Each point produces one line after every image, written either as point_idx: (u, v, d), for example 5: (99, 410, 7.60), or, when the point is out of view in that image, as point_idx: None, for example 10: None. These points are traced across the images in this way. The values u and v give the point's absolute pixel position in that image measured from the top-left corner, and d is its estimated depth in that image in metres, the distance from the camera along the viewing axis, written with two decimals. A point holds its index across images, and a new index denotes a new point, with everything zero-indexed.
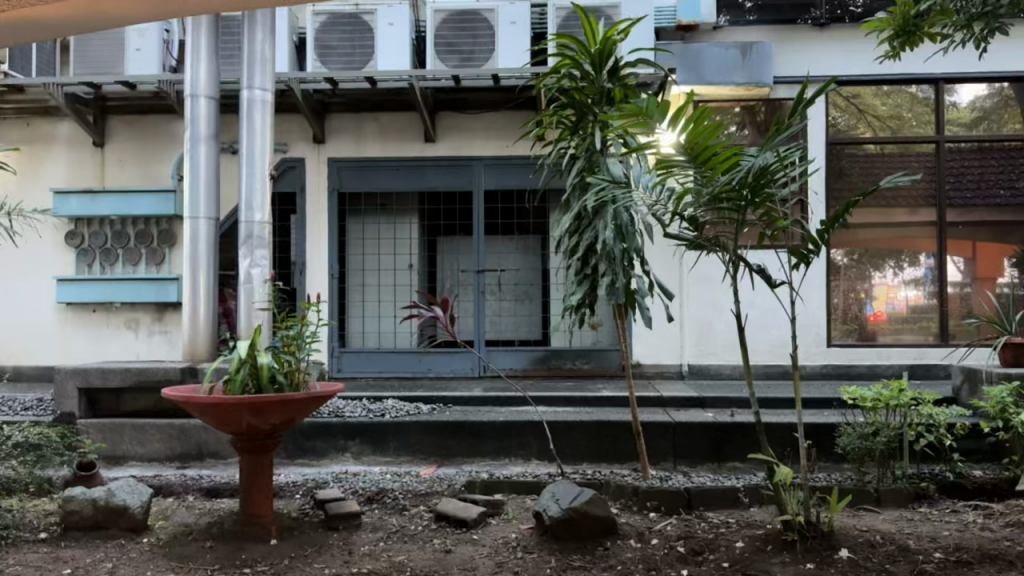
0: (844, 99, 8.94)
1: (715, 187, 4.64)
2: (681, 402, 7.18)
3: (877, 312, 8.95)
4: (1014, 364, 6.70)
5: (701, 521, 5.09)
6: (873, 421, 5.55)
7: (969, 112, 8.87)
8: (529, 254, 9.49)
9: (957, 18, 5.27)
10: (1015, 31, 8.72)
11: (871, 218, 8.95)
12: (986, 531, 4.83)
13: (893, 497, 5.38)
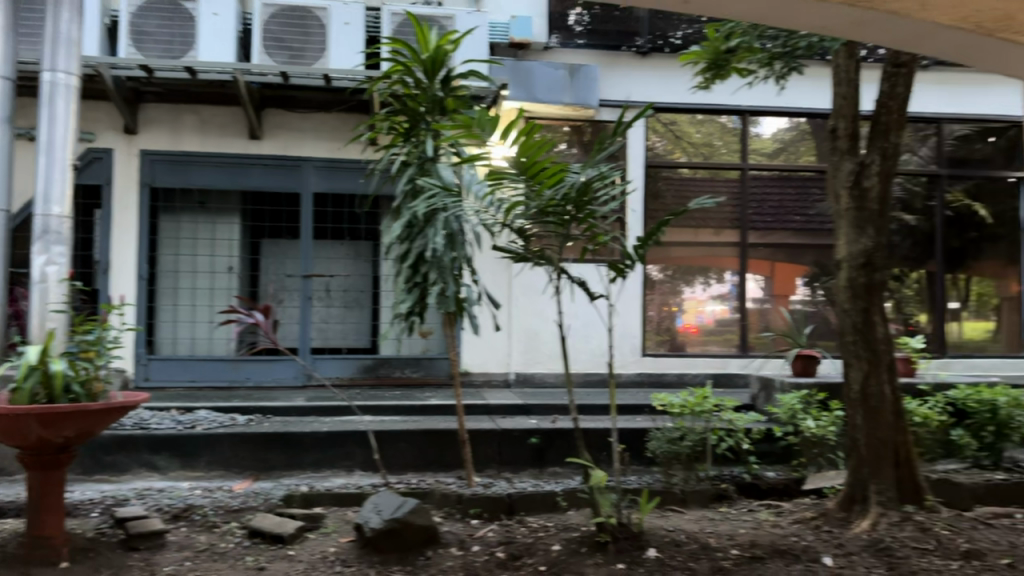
0: (662, 125, 9.55)
1: (543, 201, 4.78)
2: (507, 410, 7.32)
3: (687, 324, 9.60)
4: (803, 373, 7.38)
5: (520, 526, 5.22)
6: (680, 426, 5.95)
7: (771, 143, 9.73)
8: (359, 260, 9.34)
9: (761, 56, 5.76)
10: (809, 72, 9.67)
11: (685, 236, 9.57)
12: (776, 528, 5.28)
13: (698, 498, 5.80)
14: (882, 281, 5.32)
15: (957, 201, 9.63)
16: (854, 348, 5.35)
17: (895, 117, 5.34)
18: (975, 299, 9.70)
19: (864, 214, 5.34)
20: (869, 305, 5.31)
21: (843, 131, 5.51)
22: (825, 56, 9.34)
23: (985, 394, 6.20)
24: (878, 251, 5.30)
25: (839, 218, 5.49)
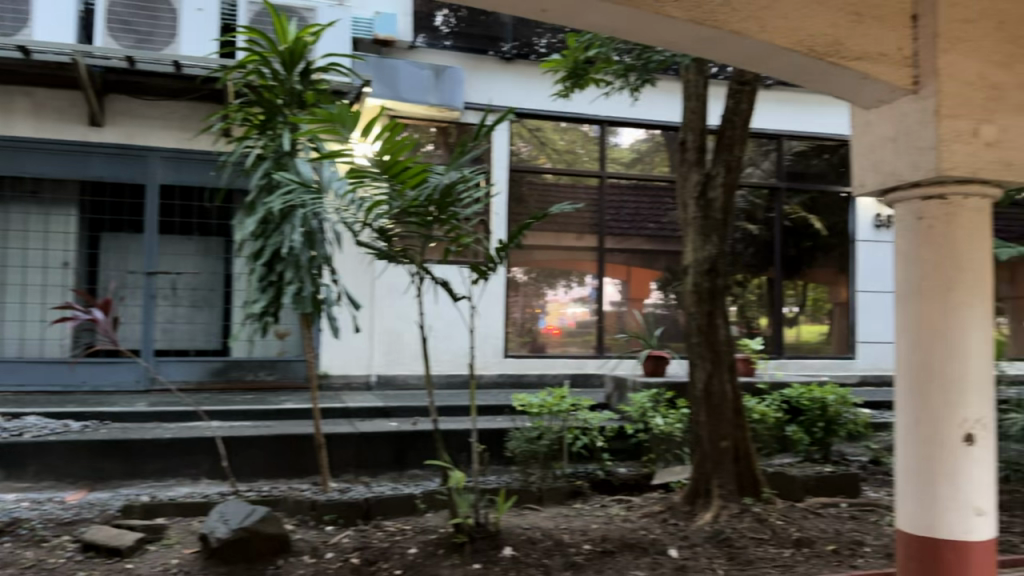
0: (527, 131, 9.74)
1: (404, 201, 4.73)
2: (365, 413, 7.19)
3: (549, 326, 9.82)
4: (654, 373, 7.71)
5: (376, 530, 5.15)
6: (538, 426, 6.08)
7: (629, 153, 10.11)
8: (210, 258, 8.94)
9: (617, 67, 6.00)
10: (662, 86, 10.15)
11: (546, 239, 9.76)
12: (627, 522, 5.48)
13: (553, 495, 5.97)
14: (724, 285, 5.69)
15: (795, 214, 10.38)
16: (699, 348, 5.67)
17: (738, 132, 5.66)
18: (811, 304, 10.49)
19: (709, 222, 5.68)
20: (713, 308, 5.65)
21: (692, 143, 5.82)
22: (676, 71, 9.83)
23: (815, 392, 6.67)
24: (721, 257, 5.66)
25: (687, 225, 5.81)
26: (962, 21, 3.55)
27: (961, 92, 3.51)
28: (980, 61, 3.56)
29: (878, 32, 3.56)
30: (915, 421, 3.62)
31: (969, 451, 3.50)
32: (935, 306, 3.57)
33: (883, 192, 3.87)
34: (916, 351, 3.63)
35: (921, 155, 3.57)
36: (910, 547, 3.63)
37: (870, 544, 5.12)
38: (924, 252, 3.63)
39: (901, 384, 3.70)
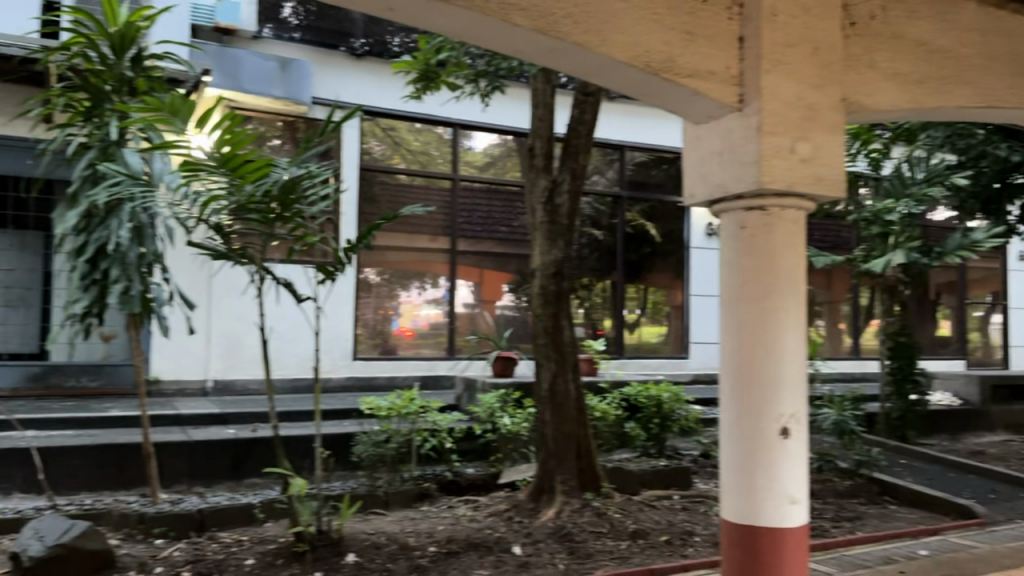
0: (381, 130, 9.62)
1: (244, 197, 4.53)
2: (200, 420, 6.84)
3: (402, 327, 9.75)
4: (502, 374, 7.84)
5: (211, 542, 4.90)
6: (385, 429, 6.00)
7: (482, 156, 10.23)
8: (26, 253, 8.18)
9: (468, 71, 6.08)
10: (511, 92, 10.34)
11: (398, 240, 9.65)
12: (472, 522, 5.53)
13: (400, 498, 5.96)
14: (568, 288, 5.91)
15: (635, 221, 10.87)
16: (544, 349, 5.83)
17: (582, 141, 5.88)
18: (651, 307, 11.02)
19: (555, 227, 5.87)
20: (558, 309, 5.86)
21: (539, 150, 5.99)
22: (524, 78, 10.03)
23: (652, 390, 6.97)
24: (566, 261, 5.87)
25: (534, 229, 5.96)
26: (782, 44, 3.83)
27: (780, 111, 3.80)
28: (797, 83, 3.86)
29: (708, 51, 3.79)
30: (737, 417, 3.89)
31: (783, 444, 3.80)
32: (755, 309, 3.85)
33: (711, 202, 4.12)
34: (739, 352, 3.89)
35: (745, 168, 3.84)
36: (732, 536, 3.88)
37: (699, 534, 5.45)
38: (745, 258, 3.91)
39: (725, 383, 3.96)
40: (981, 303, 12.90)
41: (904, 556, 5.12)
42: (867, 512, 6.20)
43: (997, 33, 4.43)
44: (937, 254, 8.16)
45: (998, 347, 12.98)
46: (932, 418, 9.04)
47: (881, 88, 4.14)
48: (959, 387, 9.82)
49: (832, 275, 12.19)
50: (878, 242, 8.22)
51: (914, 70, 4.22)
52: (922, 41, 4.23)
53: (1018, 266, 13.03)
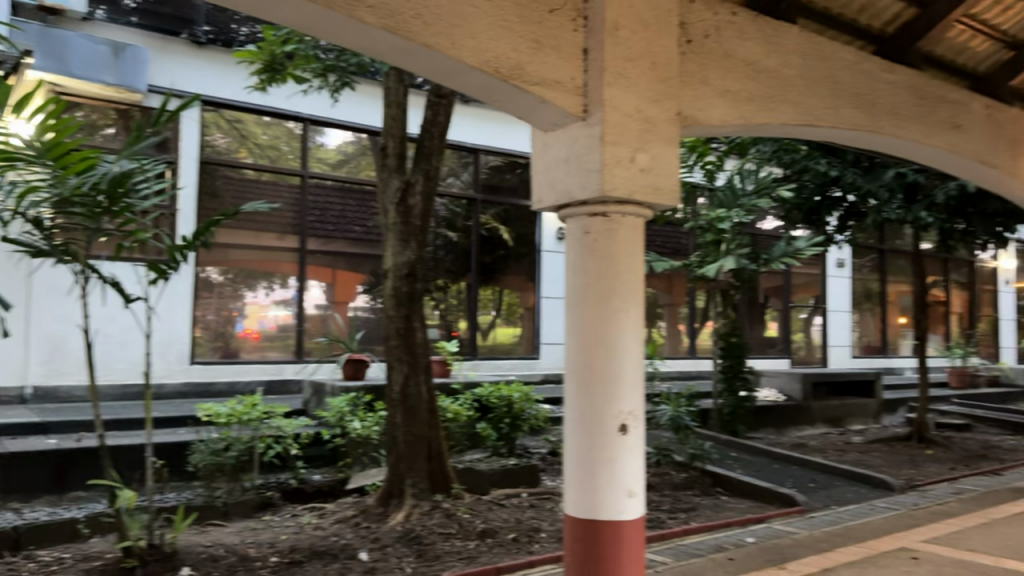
0: (227, 122, 9.23)
1: (66, 188, 4.18)
2: (14, 430, 6.25)
3: (248, 329, 9.35)
4: (353, 377, 7.81)
5: (26, 563, 4.50)
6: (224, 436, 5.78)
7: (335, 154, 10.01)
8: None
9: (315, 65, 5.98)
10: (362, 89, 10.18)
11: (243, 238, 9.26)
12: (318, 530, 5.39)
13: (239, 509, 5.74)
14: (422, 290, 5.89)
15: (489, 224, 11.02)
16: (396, 352, 5.80)
17: (435, 143, 5.88)
18: (505, 308, 11.18)
19: (408, 228, 5.84)
20: (411, 312, 5.82)
21: (392, 149, 5.94)
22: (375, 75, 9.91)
23: (503, 391, 7.07)
24: (419, 263, 5.86)
25: (386, 230, 5.89)
26: (623, 58, 4.00)
27: (621, 123, 3.98)
28: (637, 96, 4.05)
29: (554, 60, 3.90)
30: (579, 416, 4.02)
31: (623, 440, 3.97)
32: (598, 311, 4.00)
33: (557, 208, 4.25)
34: (582, 353, 4.03)
35: (588, 176, 3.99)
36: (575, 530, 4.00)
37: (545, 530, 5.60)
38: (588, 262, 4.05)
39: (569, 382, 4.08)
40: (804, 306, 14.04)
41: (732, 544, 5.48)
42: (701, 503, 6.58)
43: (816, 57, 4.81)
44: (764, 260, 8.74)
45: (818, 347, 14.18)
46: (760, 412, 9.73)
47: (713, 103, 4.40)
48: (783, 384, 10.57)
49: (673, 280, 12.85)
50: (712, 248, 8.69)
51: (742, 88, 4.52)
52: (750, 62, 4.54)
53: (835, 272, 14.29)
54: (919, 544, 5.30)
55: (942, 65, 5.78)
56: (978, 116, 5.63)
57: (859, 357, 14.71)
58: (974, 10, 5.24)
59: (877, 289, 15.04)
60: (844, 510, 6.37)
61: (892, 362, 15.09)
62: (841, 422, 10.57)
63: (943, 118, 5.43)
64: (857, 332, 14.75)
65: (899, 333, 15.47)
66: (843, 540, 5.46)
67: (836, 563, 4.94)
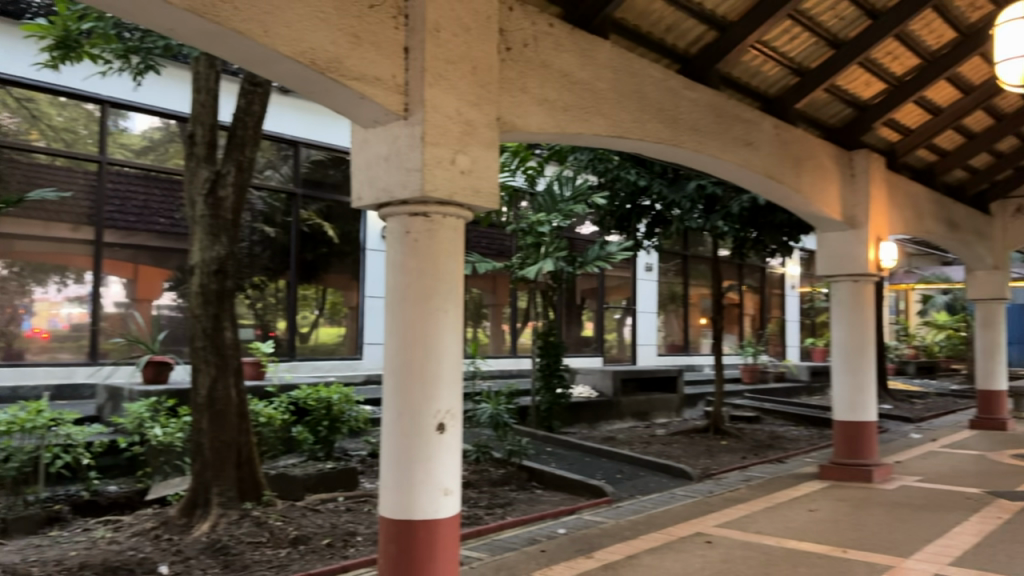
0: (15, 100, 8.35)
1: None
2: None
3: (36, 329, 8.46)
4: (154, 381, 7.28)
5: None
6: (4, 446, 5.20)
7: (140, 140, 9.28)
8: None
9: (114, 44, 5.56)
10: (167, 72, 9.46)
11: (29, 228, 8.41)
12: (112, 544, 4.98)
13: (22, 525, 5.27)
14: (232, 288, 5.61)
15: (311, 219, 10.71)
16: (203, 353, 5.48)
17: (249, 133, 5.62)
18: (328, 308, 10.90)
19: (218, 222, 5.54)
20: (220, 311, 5.53)
21: (201, 138, 5.62)
22: (183, 58, 9.26)
23: (322, 393, 6.85)
24: (230, 259, 5.56)
25: (194, 223, 5.56)
26: (443, 60, 4.02)
27: (441, 124, 4.00)
28: (457, 98, 4.09)
29: (374, 57, 3.85)
30: (397, 416, 3.99)
31: (440, 439, 3.99)
32: (418, 310, 4.00)
33: (377, 206, 4.20)
34: (400, 353, 4.00)
35: (408, 175, 3.98)
36: (390, 531, 3.97)
37: (361, 533, 5.52)
38: (409, 262, 4.04)
39: (387, 382, 4.05)
40: (618, 307, 14.85)
41: (545, 536, 5.68)
42: (517, 498, 6.77)
43: (626, 72, 5.09)
44: (579, 263, 9.14)
45: (628, 345, 15.05)
46: (574, 408, 10.15)
47: (530, 111, 4.54)
48: (596, 380, 11.10)
49: (497, 281, 13.10)
50: (532, 251, 8.91)
51: (558, 98, 4.69)
52: (565, 72, 4.72)
53: (645, 276, 15.22)
54: (713, 528, 5.78)
55: (739, 87, 6.24)
56: (767, 136, 6.21)
57: (665, 354, 15.76)
58: (765, 38, 5.77)
59: (681, 292, 16.19)
60: (648, 499, 6.80)
61: (694, 359, 16.31)
62: (648, 416, 11.26)
63: (737, 136, 5.92)
64: (663, 332, 15.80)
65: (700, 332, 16.75)
66: (647, 527, 5.82)
67: (639, 550, 5.27)
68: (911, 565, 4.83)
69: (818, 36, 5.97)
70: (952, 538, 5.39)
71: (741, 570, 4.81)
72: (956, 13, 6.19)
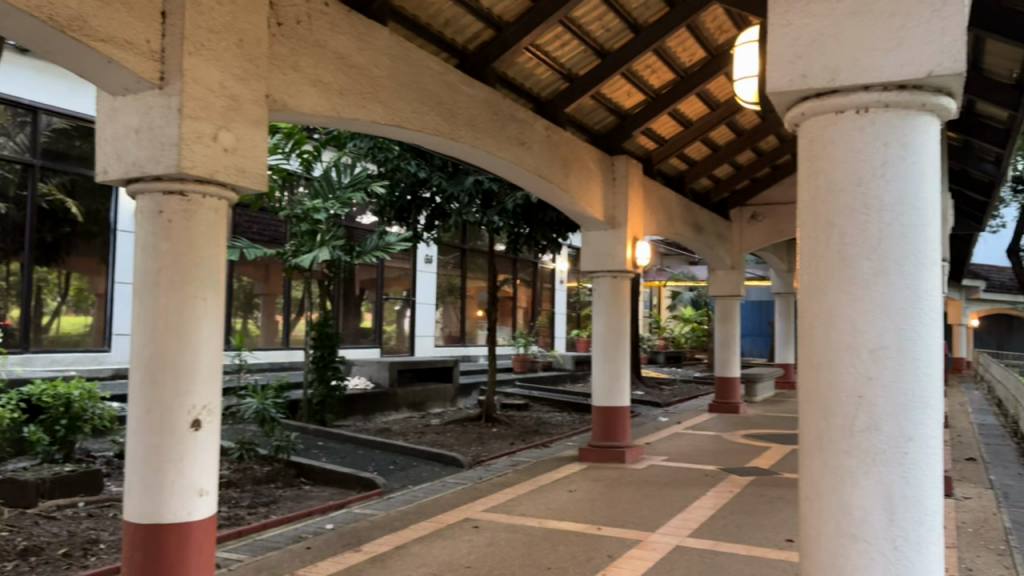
0: None
1: None
2: None
3: None
4: None
5: None
6: None
7: None
8: None
9: None
10: None
11: None
12: None
13: None
14: None
15: (51, 195, 9.53)
16: None
17: None
18: (73, 294, 9.79)
19: None
20: None
21: None
22: None
23: (59, 389, 6.10)
24: None
25: None
26: (206, 29, 3.74)
27: (202, 97, 3.72)
28: (220, 71, 3.82)
29: (125, 18, 3.48)
30: (144, 414, 3.66)
31: (194, 437, 3.71)
32: (171, 299, 3.69)
33: (126, 181, 3.81)
34: (148, 345, 3.67)
35: (162, 150, 3.65)
36: (135, 537, 3.63)
37: (105, 541, 5.02)
38: (162, 246, 3.71)
39: (135, 376, 3.70)
40: (397, 298, 14.82)
41: (311, 532, 5.52)
42: (283, 496, 6.50)
43: (404, 61, 5.05)
44: (357, 253, 9.04)
45: (406, 337, 15.07)
46: (348, 401, 9.96)
47: (303, 91, 4.36)
48: (372, 372, 10.98)
49: (270, 270, 12.51)
50: (307, 239, 8.59)
51: (333, 81, 4.55)
52: (341, 55, 4.59)
53: (424, 267, 15.30)
54: (481, 513, 5.93)
55: (514, 87, 6.46)
56: (538, 136, 6.47)
57: (442, 346, 15.96)
58: (538, 41, 6.00)
59: (460, 284, 16.48)
60: (419, 489, 6.83)
61: (470, 350, 16.69)
62: (422, 406, 11.34)
63: (510, 134, 6.11)
64: (441, 323, 16.00)
65: (477, 324, 17.18)
66: (417, 517, 5.86)
67: (407, 540, 5.29)
68: (656, 538, 5.29)
69: (586, 45, 6.32)
70: (691, 511, 5.98)
71: (505, 553, 4.99)
72: (705, 35, 6.86)
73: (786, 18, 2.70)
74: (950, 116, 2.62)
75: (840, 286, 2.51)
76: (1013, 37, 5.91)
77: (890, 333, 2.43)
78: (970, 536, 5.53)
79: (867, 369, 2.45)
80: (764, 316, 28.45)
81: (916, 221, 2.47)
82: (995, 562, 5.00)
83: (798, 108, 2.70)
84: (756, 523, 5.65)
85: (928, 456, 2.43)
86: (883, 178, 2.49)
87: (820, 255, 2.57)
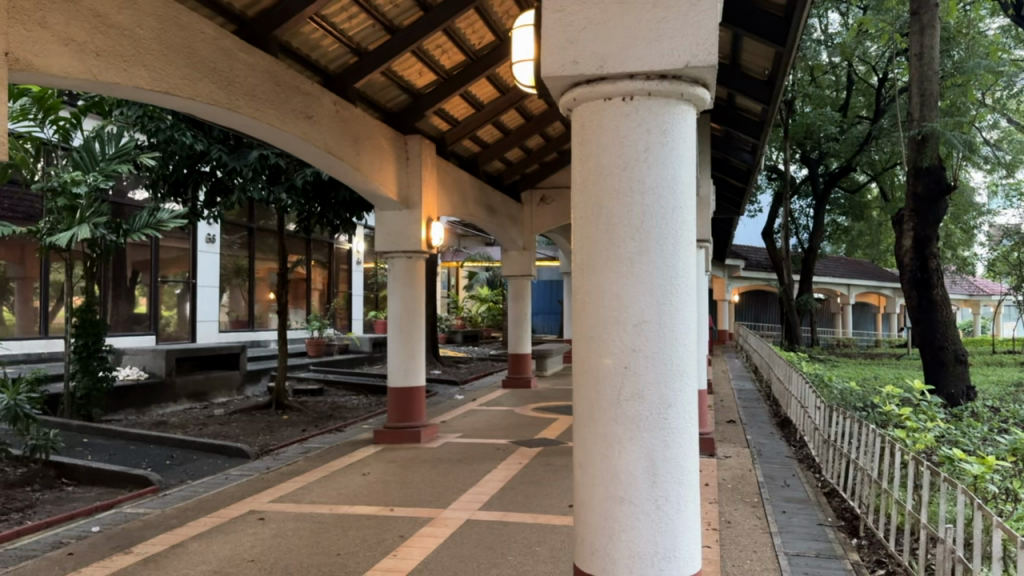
0: None
1: None
2: None
3: None
4: None
5: None
6: None
7: None
8: None
9: None
10: None
11: None
12: None
13: None
14: None
15: None
16: None
17: None
18: None
19: None
20: None
21: None
22: None
23: None
24: None
25: None
26: None
27: None
28: None
29: None
30: None
31: None
32: None
33: None
34: None
35: None
36: None
37: None
38: None
39: None
40: (177, 281, 13.91)
41: (73, 537, 5.03)
42: (40, 499, 5.90)
43: (175, 25, 4.65)
44: (124, 230, 8.33)
45: (187, 322, 14.15)
46: (117, 394, 9.18)
47: (51, 50, 3.91)
48: (146, 361, 10.13)
49: (26, 251, 11.27)
50: (65, 215, 7.83)
51: (89, 41, 4.11)
52: (98, 13, 4.15)
53: (205, 248, 14.40)
54: (267, 505, 5.70)
55: (299, 57, 6.21)
56: (326, 111, 6.26)
57: (227, 331, 15.12)
58: (324, 12, 5.79)
59: (247, 266, 15.72)
60: (198, 484, 6.44)
61: (259, 334, 15.97)
62: (204, 396, 10.71)
63: (296, 108, 5.87)
64: (226, 308, 15.18)
65: (267, 307, 16.51)
66: (196, 512, 5.53)
67: (185, 538, 4.96)
68: (447, 514, 5.36)
69: (375, 20, 6.18)
70: (482, 485, 6.13)
71: (293, 542, 4.84)
72: (493, 18, 6.95)
73: (559, 4, 2.75)
74: (705, 105, 2.81)
75: (609, 264, 2.62)
76: (764, 37, 6.53)
77: (650, 308, 2.58)
78: (729, 492, 6.12)
79: (632, 342, 2.59)
80: (554, 295, 29.90)
81: (673, 204, 2.64)
82: (750, 513, 5.56)
83: (569, 94, 2.77)
84: (543, 492, 5.90)
85: (684, 420, 2.62)
86: (644, 163, 2.63)
87: (592, 236, 2.67)
